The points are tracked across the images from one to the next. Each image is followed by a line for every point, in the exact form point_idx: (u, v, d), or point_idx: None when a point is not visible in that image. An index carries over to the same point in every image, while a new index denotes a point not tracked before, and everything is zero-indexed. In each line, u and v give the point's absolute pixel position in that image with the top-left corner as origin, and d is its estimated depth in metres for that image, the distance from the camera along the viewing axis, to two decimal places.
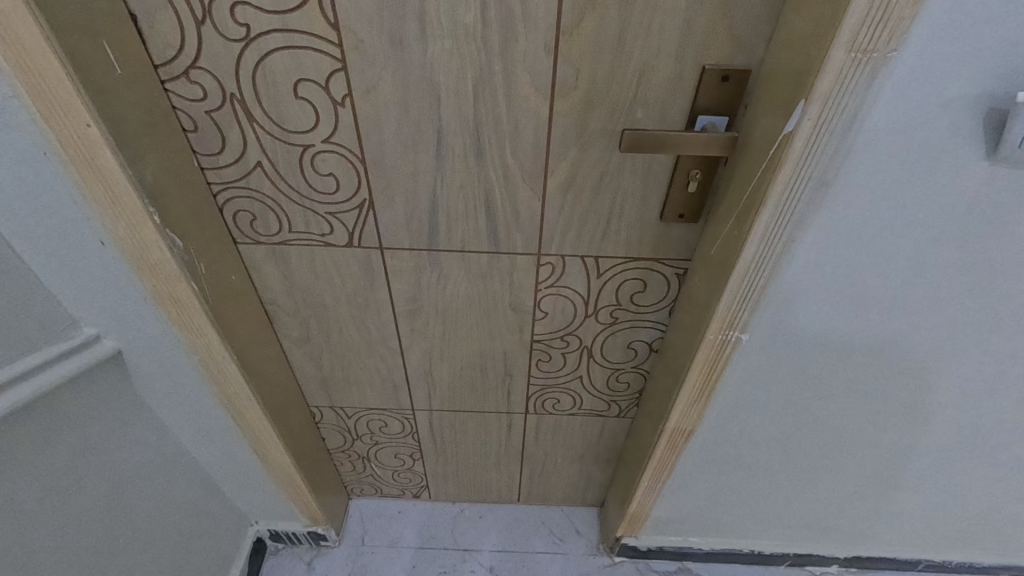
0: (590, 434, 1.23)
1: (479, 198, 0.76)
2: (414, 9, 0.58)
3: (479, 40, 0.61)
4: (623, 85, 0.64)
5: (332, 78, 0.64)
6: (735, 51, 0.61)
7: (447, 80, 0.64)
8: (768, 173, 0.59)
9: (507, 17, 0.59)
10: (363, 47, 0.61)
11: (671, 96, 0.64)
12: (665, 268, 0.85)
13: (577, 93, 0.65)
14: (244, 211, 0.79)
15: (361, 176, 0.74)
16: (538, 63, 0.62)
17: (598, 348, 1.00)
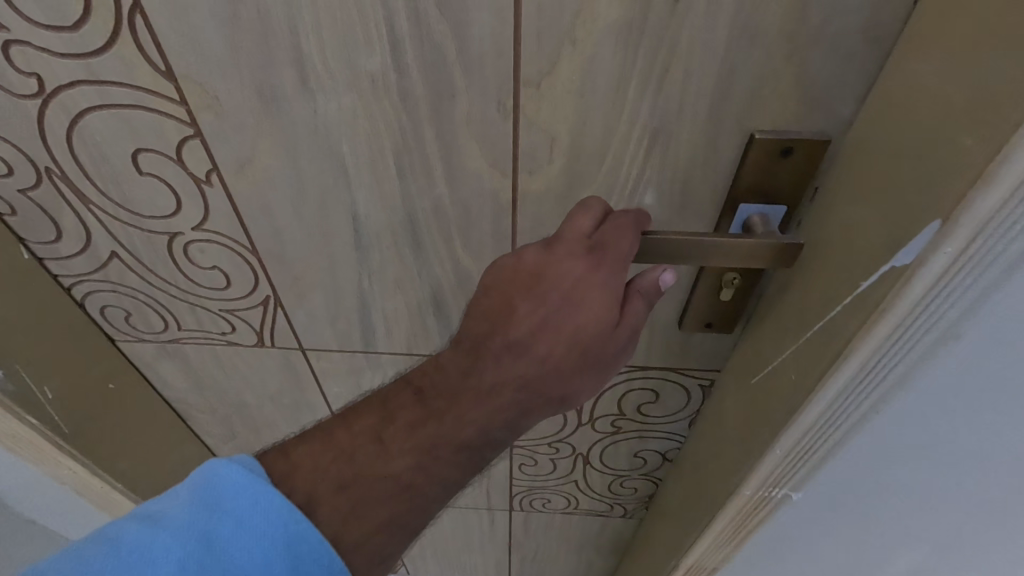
0: (590, 531, 1.02)
1: (424, 298, 0.54)
2: (284, 51, 0.36)
3: (396, 96, 0.38)
4: (623, 160, 0.41)
5: (185, 149, 0.43)
6: (807, 113, 0.37)
7: (355, 152, 0.42)
8: (857, 313, 0.37)
9: (436, 62, 0.36)
10: (219, 106, 0.40)
11: (697, 177, 0.42)
12: (685, 379, 0.62)
13: (553, 172, 0.42)
14: (113, 307, 0.59)
15: (257, 270, 0.53)
16: (490, 129, 0.40)
17: (596, 454, 0.79)
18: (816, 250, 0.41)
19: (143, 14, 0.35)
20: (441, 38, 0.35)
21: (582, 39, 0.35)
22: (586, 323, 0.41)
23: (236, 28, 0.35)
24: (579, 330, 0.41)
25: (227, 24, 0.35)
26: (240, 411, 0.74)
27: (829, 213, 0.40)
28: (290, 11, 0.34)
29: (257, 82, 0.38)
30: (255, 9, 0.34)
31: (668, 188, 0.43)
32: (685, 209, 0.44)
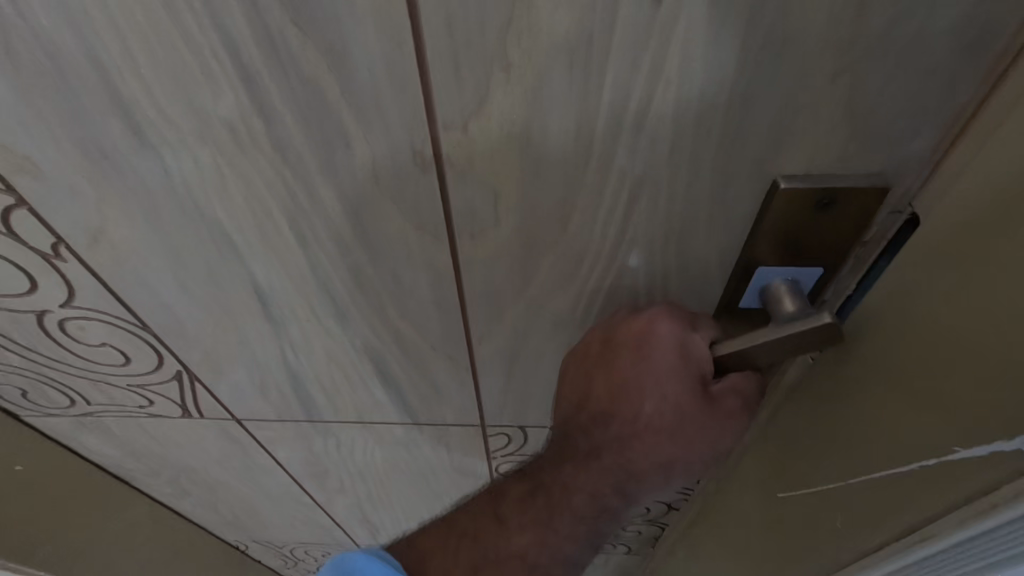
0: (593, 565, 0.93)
1: (364, 368, 0.44)
2: (96, 94, 0.25)
3: (270, 148, 0.27)
4: (593, 215, 0.30)
5: (15, 222, 0.32)
6: (859, 150, 0.26)
7: (236, 219, 0.31)
8: (958, 482, 0.24)
9: (314, 102, 0.25)
10: (37, 169, 0.29)
11: (698, 231, 0.30)
12: None
13: (503, 233, 0.31)
14: (6, 384, 0.49)
15: (158, 346, 0.43)
16: (408, 186, 0.29)
17: None
18: (872, 369, 0.29)
19: None
20: (312, 71, 0.24)
21: (521, 62, 0.23)
22: (666, 446, 0.35)
23: (18, 69, 0.24)
24: (666, 456, 0.36)
25: (4, 64, 0.24)
26: (187, 475, 0.65)
27: (893, 322, 0.27)
28: (87, 44, 0.23)
29: (76, 140, 0.27)
30: (36, 41, 0.23)
31: (661, 248, 0.31)
32: (684, 269, 0.33)
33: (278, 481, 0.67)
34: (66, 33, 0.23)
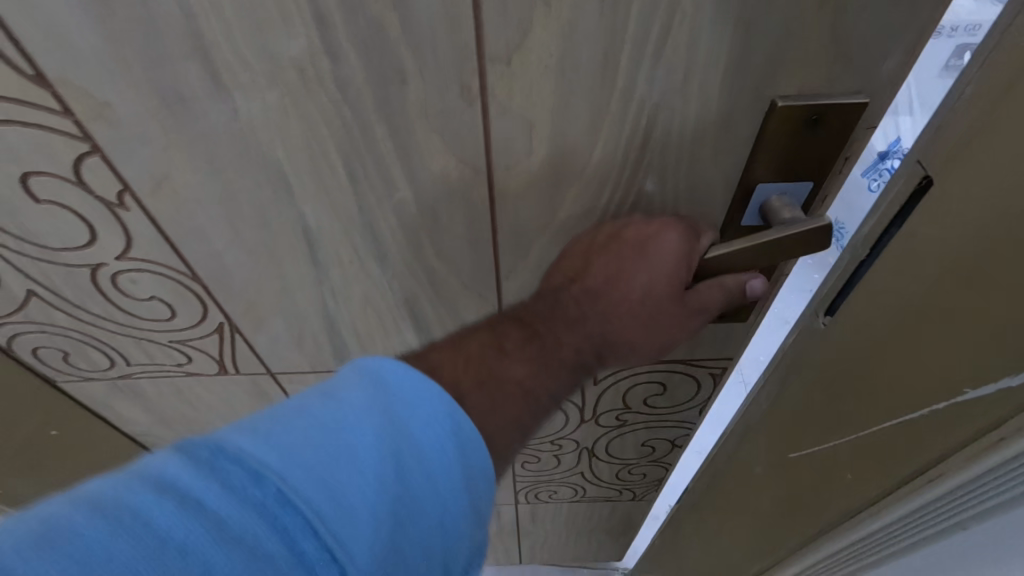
0: (599, 515, 0.98)
1: (398, 312, 0.48)
2: (179, 36, 0.28)
3: (333, 87, 0.31)
4: (615, 143, 0.34)
5: (84, 170, 0.35)
6: (841, 72, 0.30)
7: (293, 159, 0.35)
8: (998, 407, 0.28)
9: (377, 40, 0.29)
10: (114, 114, 0.32)
11: (705, 155, 0.35)
12: (694, 369, 0.57)
13: (535, 164, 0.35)
14: (47, 347, 0.52)
15: (203, 296, 0.46)
16: (454, 120, 0.32)
17: (602, 447, 0.74)
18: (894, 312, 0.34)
19: None
20: (378, 10, 0.27)
21: None
22: (639, 328, 0.39)
23: (111, 14, 0.27)
24: (637, 338, 0.40)
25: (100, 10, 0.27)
26: None
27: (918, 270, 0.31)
28: None
29: (156, 82, 0.30)
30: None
31: (673, 172, 0.36)
32: (692, 192, 0.37)
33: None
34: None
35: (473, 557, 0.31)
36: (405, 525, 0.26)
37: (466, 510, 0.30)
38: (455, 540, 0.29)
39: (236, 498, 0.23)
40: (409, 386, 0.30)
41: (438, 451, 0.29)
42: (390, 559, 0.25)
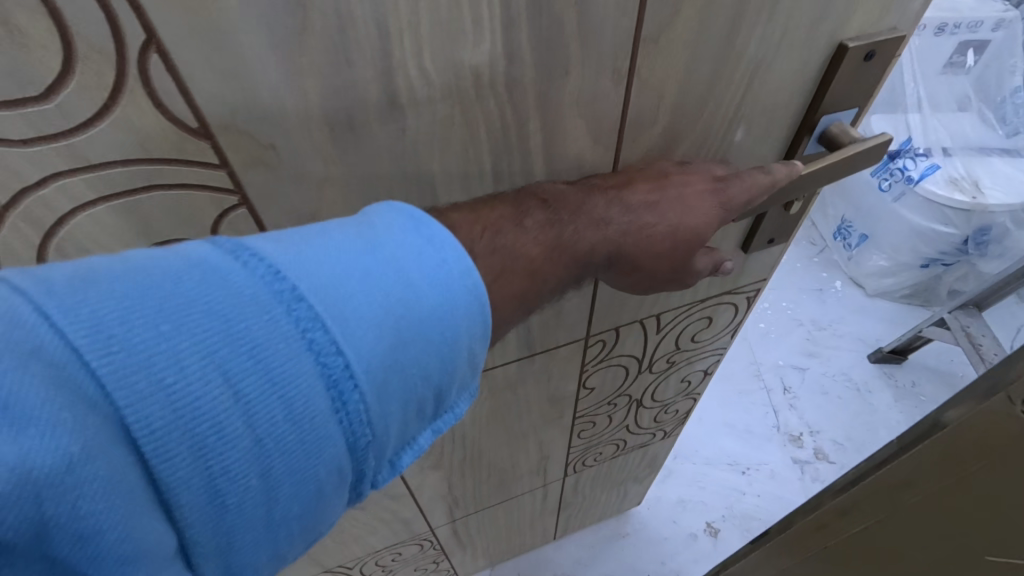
0: (634, 464, 1.05)
1: None
2: (367, 61, 0.28)
3: (501, 89, 0.32)
4: (723, 101, 0.39)
5: (225, 226, 0.32)
6: (887, 14, 0.38)
7: (446, 170, 0.35)
8: None
9: (553, 37, 0.30)
10: (276, 157, 0.30)
11: (785, 100, 0.41)
12: (738, 296, 0.65)
13: (657, 133, 0.39)
14: None
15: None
16: (600, 101, 0.35)
17: (649, 394, 0.80)
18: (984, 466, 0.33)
19: (160, 51, 0.24)
20: (560, 8, 0.29)
21: None
22: (644, 258, 0.38)
23: (303, 46, 0.26)
24: (632, 267, 0.38)
25: (292, 42, 0.26)
26: None
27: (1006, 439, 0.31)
28: (380, 14, 0.26)
29: (330, 113, 0.29)
30: (333, 14, 0.25)
31: (758, 119, 0.41)
32: (767, 134, 0.43)
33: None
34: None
35: (468, 386, 0.31)
36: (409, 335, 0.26)
37: (469, 346, 0.29)
38: (456, 370, 0.29)
39: (257, 280, 0.23)
40: (429, 224, 0.28)
41: (455, 288, 0.28)
42: (393, 357, 0.26)
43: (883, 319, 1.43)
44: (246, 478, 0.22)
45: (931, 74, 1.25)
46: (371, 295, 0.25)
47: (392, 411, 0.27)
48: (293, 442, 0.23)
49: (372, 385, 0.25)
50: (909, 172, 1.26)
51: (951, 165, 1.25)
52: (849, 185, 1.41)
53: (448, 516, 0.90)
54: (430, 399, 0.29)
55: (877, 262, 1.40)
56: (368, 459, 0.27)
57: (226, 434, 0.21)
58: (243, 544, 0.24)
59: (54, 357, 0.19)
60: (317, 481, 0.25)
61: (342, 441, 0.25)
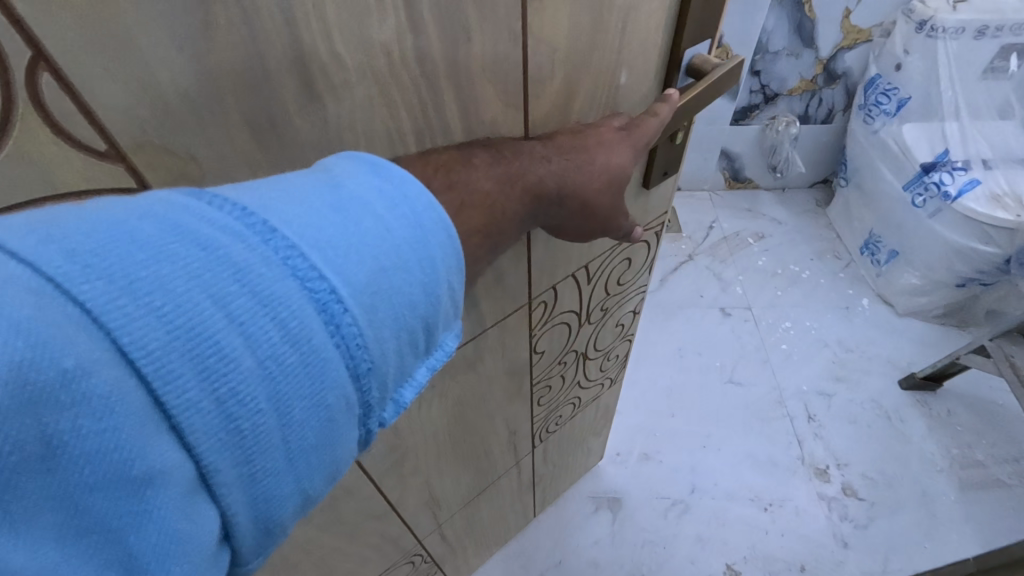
0: (586, 420, 1.08)
1: None
2: (284, 49, 0.31)
3: (412, 62, 0.36)
4: (607, 50, 0.44)
5: None
6: None
7: (372, 146, 0.39)
8: None
9: (451, 9, 0.35)
10: (204, 164, 0.33)
11: (653, 42, 0.47)
12: (648, 233, 0.69)
13: (554, 87, 0.44)
14: None
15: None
16: (503, 62, 0.40)
17: (592, 344, 0.82)
18: None
19: (52, 71, 0.26)
20: None
21: None
22: (585, 192, 0.44)
23: (211, 47, 0.29)
24: (578, 201, 0.44)
25: (199, 41, 0.29)
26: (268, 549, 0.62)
27: None
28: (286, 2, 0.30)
29: (251, 112, 0.33)
30: (238, 11, 0.29)
31: (639, 61, 0.47)
32: (642, 76, 0.49)
33: (359, 492, 0.68)
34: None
35: (450, 317, 0.36)
36: (388, 264, 0.31)
37: (442, 275, 0.34)
38: (436, 298, 0.34)
39: (249, 228, 0.28)
40: (391, 170, 0.33)
41: (424, 221, 0.33)
42: (375, 285, 0.30)
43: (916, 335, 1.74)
44: (256, 391, 0.26)
45: (973, 80, 1.58)
46: (348, 233, 0.30)
47: (385, 335, 0.31)
48: (293, 359, 0.27)
49: (361, 309, 0.30)
50: (948, 187, 1.53)
51: (994, 178, 1.54)
52: (888, 213, 1.72)
53: (434, 522, 0.91)
54: (416, 327, 0.33)
55: (911, 279, 1.71)
56: (369, 382, 0.31)
57: (233, 354, 0.26)
58: (264, 458, 0.28)
59: (80, 293, 0.23)
60: (324, 398, 0.29)
61: (339, 361, 0.29)
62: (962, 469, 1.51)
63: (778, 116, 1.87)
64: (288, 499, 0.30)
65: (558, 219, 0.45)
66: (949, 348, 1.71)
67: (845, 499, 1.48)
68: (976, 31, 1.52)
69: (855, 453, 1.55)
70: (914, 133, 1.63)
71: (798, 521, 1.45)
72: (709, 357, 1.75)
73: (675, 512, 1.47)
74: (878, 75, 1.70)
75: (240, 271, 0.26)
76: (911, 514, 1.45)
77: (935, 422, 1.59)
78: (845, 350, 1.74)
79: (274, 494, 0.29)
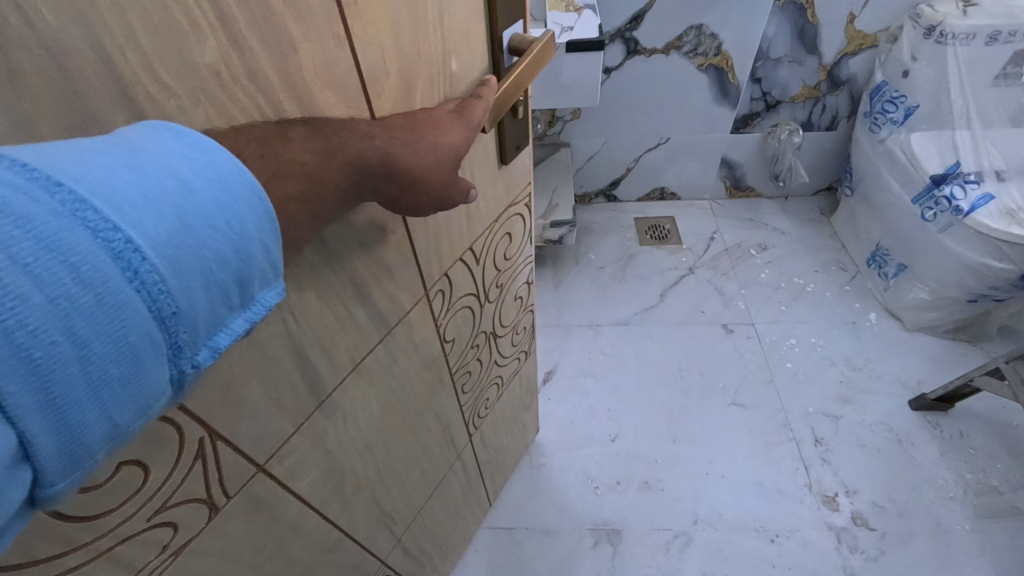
0: (515, 395, 1.14)
1: (348, 295, 0.52)
2: (106, 88, 0.29)
3: (245, 80, 0.35)
4: (431, 40, 0.48)
5: None
6: None
7: None
8: None
9: (269, 20, 0.34)
10: None
11: (473, 26, 0.52)
12: (518, 206, 0.78)
13: (392, 84, 0.46)
14: None
15: (176, 419, 0.41)
16: (336, 68, 0.40)
17: (498, 321, 0.88)
18: None
19: None
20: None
21: None
22: (418, 168, 0.42)
23: (14, 87, 0.26)
24: (409, 177, 0.42)
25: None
26: None
27: None
28: (93, 32, 0.27)
29: None
30: (40, 49, 0.26)
31: (462, 48, 0.52)
32: (470, 59, 0.54)
33: (305, 528, 0.63)
34: (73, 23, 0.26)
35: (270, 276, 0.31)
36: (193, 220, 0.26)
37: (254, 235, 0.29)
38: (249, 259, 0.29)
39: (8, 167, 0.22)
40: (194, 137, 0.28)
41: (231, 183, 0.28)
42: (181, 238, 0.25)
43: (924, 349, 1.67)
44: (48, 327, 0.21)
45: (984, 88, 1.51)
46: (146, 190, 0.25)
47: (202, 290, 0.27)
48: (87, 301, 0.22)
49: (169, 261, 0.25)
50: (960, 203, 1.43)
51: (1011, 190, 1.43)
52: (898, 223, 1.63)
53: (394, 539, 0.87)
54: (228, 283, 0.28)
55: (920, 295, 1.63)
56: (183, 334, 0.26)
57: (7, 290, 0.20)
58: (65, 402, 0.22)
59: None
60: (130, 340, 0.24)
61: (147, 312, 0.24)
62: (975, 497, 1.40)
63: (780, 123, 1.84)
64: (99, 445, 0.25)
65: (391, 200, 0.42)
66: (966, 368, 1.62)
67: (856, 529, 1.37)
68: (989, 37, 1.45)
69: (864, 478, 1.44)
70: (924, 142, 1.55)
71: (807, 554, 1.33)
72: (711, 379, 1.65)
73: (678, 545, 1.36)
74: (885, 82, 1.64)
75: (14, 213, 0.21)
76: (925, 546, 1.34)
77: (948, 446, 1.49)
78: (853, 367, 1.65)
79: (69, 453, 0.23)
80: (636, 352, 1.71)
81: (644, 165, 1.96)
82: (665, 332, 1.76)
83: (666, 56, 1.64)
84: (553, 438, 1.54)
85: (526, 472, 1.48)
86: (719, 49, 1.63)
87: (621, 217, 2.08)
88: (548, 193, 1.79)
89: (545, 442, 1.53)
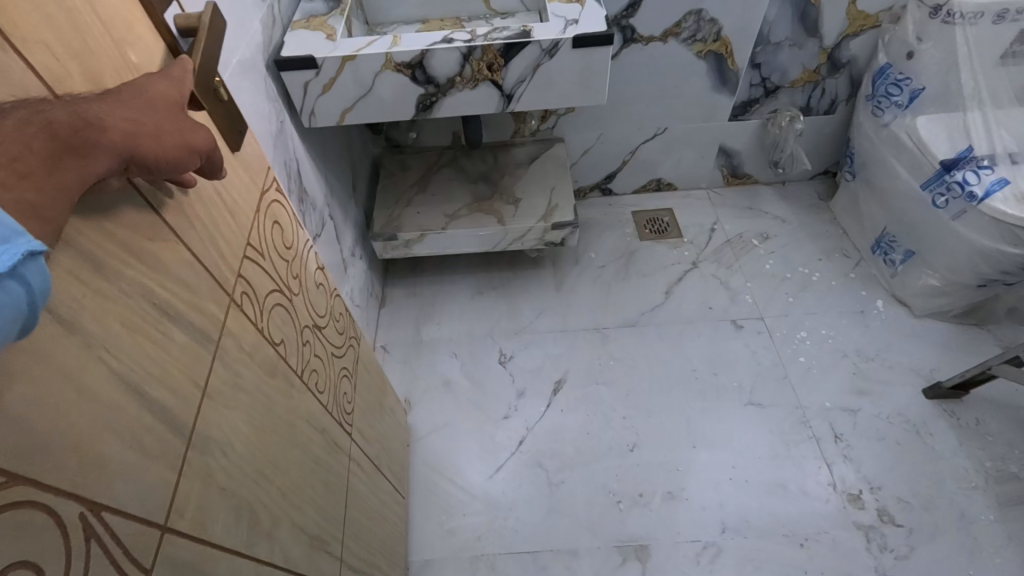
0: (368, 382, 1.16)
1: (154, 312, 0.51)
2: None
3: None
4: (101, 36, 0.50)
5: None
6: None
7: None
8: None
9: None
10: None
11: (131, 16, 0.56)
12: (271, 194, 0.80)
13: (78, 82, 0.47)
14: None
15: (44, 500, 0.39)
16: (11, 73, 0.40)
17: (313, 312, 0.90)
18: None
19: None
20: None
21: None
22: (145, 117, 0.47)
23: None
24: (128, 122, 0.45)
25: None
26: None
27: None
28: None
29: None
30: None
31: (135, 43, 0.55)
32: (145, 51, 0.57)
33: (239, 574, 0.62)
34: None
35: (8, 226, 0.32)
36: None
37: None
38: None
39: None
40: None
41: None
42: None
43: (932, 337, 1.60)
44: None
45: (990, 67, 1.44)
46: None
47: None
48: None
49: None
50: (972, 187, 1.36)
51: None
52: (907, 210, 1.56)
53: (334, 557, 0.87)
54: None
55: (930, 281, 1.57)
56: None
57: None
58: None
59: None
60: None
61: None
62: (997, 485, 1.34)
63: (780, 110, 1.79)
64: None
65: (153, 156, 0.47)
66: (981, 355, 1.55)
67: (883, 527, 1.31)
68: (997, 15, 1.39)
69: (886, 474, 1.38)
70: (931, 125, 1.49)
71: (836, 558, 1.28)
72: (725, 378, 1.60)
73: (707, 557, 1.31)
74: (889, 64, 1.58)
75: None
76: (952, 542, 1.28)
77: (966, 434, 1.43)
78: (865, 358, 1.59)
79: None
80: (646, 354, 1.67)
81: (641, 156, 1.93)
82: (673, 333, 1.71)
83: (664, 43, 1.59)
84: (569, 450, 1.50)
85: (542, 487, 1.44)
86: (719, 35, 1.58)
87: (620, 212, 2.04)
88: (546, 191, 1.75)
89: (560, 454, 1.50)
